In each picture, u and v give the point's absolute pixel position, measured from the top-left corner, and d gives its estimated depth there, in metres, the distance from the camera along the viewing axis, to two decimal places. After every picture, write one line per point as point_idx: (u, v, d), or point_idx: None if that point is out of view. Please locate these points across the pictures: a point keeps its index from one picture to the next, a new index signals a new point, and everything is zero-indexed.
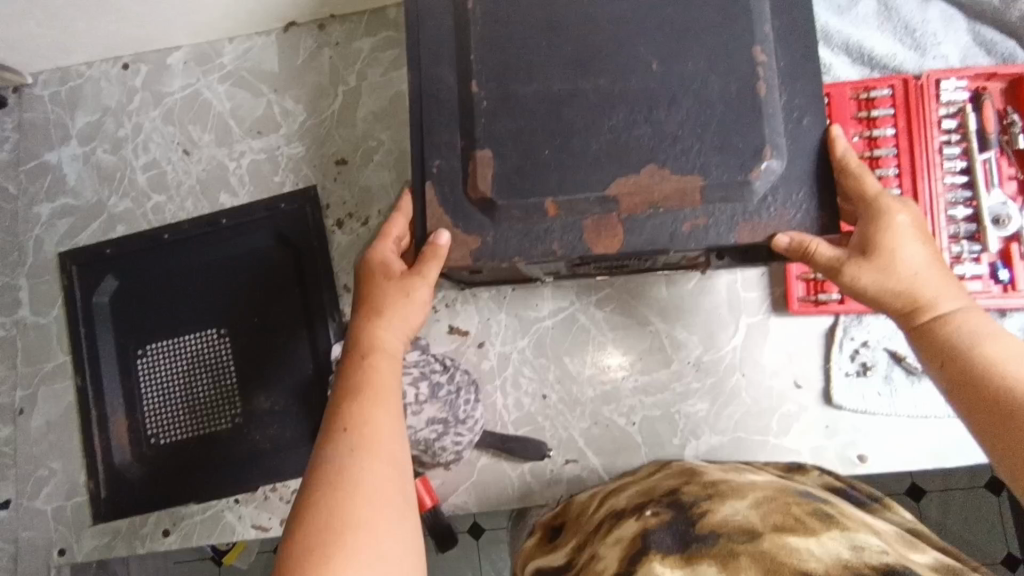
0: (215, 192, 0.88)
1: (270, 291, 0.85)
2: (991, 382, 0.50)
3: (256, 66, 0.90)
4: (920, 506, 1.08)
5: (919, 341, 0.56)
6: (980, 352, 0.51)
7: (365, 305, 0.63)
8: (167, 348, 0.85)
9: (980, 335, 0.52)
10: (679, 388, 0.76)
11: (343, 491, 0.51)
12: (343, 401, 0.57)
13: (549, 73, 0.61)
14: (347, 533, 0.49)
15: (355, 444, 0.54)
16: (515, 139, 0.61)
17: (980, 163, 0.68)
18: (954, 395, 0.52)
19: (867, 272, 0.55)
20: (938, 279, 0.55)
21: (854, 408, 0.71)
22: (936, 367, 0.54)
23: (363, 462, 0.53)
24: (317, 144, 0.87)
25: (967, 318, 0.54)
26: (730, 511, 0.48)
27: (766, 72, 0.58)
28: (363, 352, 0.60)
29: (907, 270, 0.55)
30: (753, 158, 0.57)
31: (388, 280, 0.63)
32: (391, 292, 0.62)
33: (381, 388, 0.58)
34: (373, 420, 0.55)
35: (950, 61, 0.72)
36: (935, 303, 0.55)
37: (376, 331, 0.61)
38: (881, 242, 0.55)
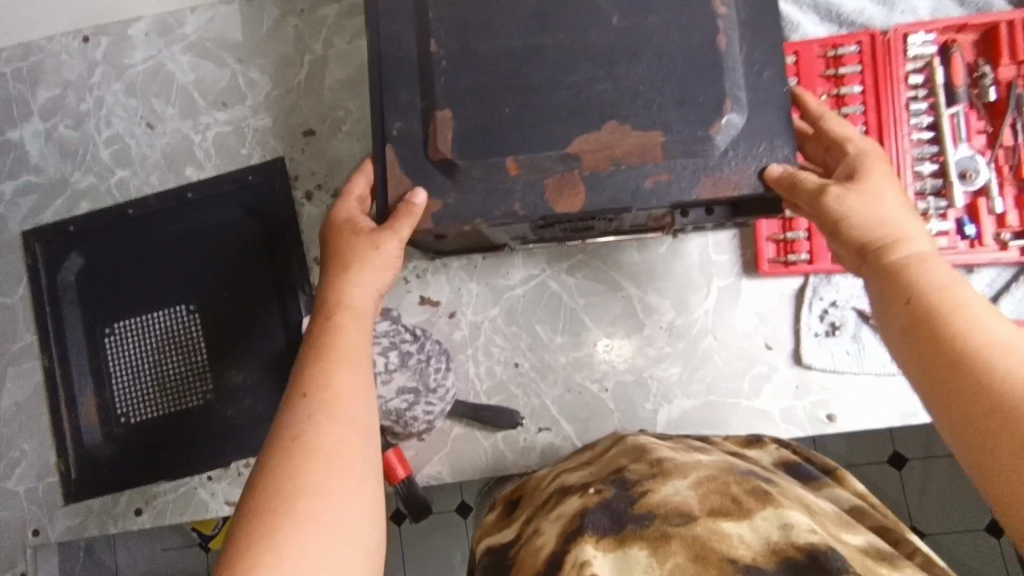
0: (181, 166, 0.87)
1: (239, 265, 0.83)
2: (954, 324, 0.45)
3: (219, 36, 0.88)
4: (903, 475, 1.08)
5: (881, 281, 0.51)
6: (946, 294, 0.47)
7: (336, 261, 0.61)
8: (135, 326, 0.84)
9: (947, 278, 0.48)
10: (652, 352, 0.76)
11: (301, 455, 0.50)
12: (310, 360, 0.56)
13: (509, 31, 0.60)
14: (301, 500, 0.48)
15: (316, 407, 0.53)
16: (475, 98, 0.60)
17: (947, 118, 0.68)
18: (907, 337, 0.47)
19: (851, 197, 0.52)
20: (910, 224, 0.52)
21: (823, 367, 0.71)
22: (895, 306, 0.49)
23: (327, 422, 0.52)
24: (284, 114, 0.86)
25: (935, 263, 0.50)
26: (671, 491, 0.47)
27: (726, 25, 0.58)
28: (332, 310, 0.59)
29: (884, 205, 0.52)
30: (714, 111, 0.57)
31: (358, 237, 0.61)
32: (361, 249, 0.60)
33: (352, 348, 0.57)
34: (338, 380, 0.55)
35: (919, 15, 0.71)
36: (904, 243, 0.51)
37: (347, 291, 0.60)
38: (867, 178, 0.54)
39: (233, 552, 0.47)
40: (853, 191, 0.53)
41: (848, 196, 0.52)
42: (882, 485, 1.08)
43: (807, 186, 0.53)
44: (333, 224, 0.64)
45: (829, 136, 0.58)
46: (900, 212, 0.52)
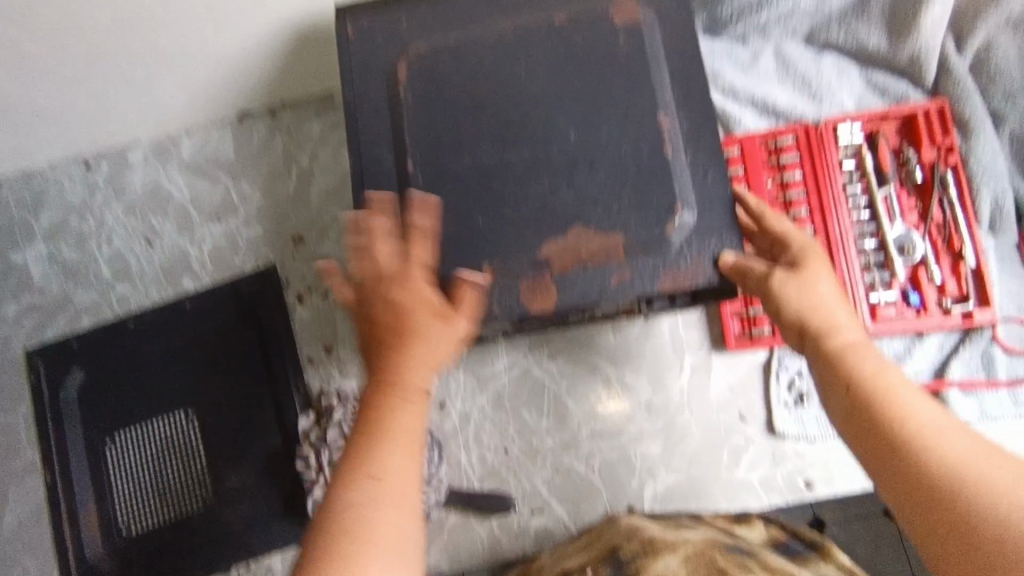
0: (179, 278, 0.92)
1: (236, 369, 0.87)
2: (891, 410, 0.51)
3: (213, 156, 0.95)
4: None
5: (821, 366, 0.56)
6: (881, 380, 0.53)
7: (406, 330, 0.56)
8: (135, 436, 0.86)
9: (879, 364, 0.54)
10: (634, 430, 0.79)
11: (347, 542, 0.48)
12: (365, 433, 0.53)
13: (477, 149, 0.66)
14: None
15: (366, 483, 0.50)
16: (451, 211, 0.65)
17: (880, 198, 0.75)
18: (852, 421, 0.53)
19: (790, 283, 0.59)
20: (845, 312, 0.58)
21: (796, 435, 0.75)
22: (838, 391, 0.54)
23: (379, 504, 0.50)
24: (274, 224, 0.92)
25: (867, 350, 0.56)
26: (662, 565, 0.51)
27: (671, 135, 0.64)
28: (388, 379, 0.54)
29: (821, 296, 0.59)
30: (668, 212, 0.63)
31: (430, 313, 0.57)
32: (430, 327, 0.56)
33: (410, 426, 0.53)
34: (389, 461, 0.51)
35: (846, 107, 0.79)
36: (839, 331, 0.57)
37: (412, 370, 0.54)
38: (807, 269, 0.60)
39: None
40: (794, 280, 0.59)
41: (787, 283, 0.59)
42: None
43: (759, 274, 0.60)
44: (399, 289, 0.58)
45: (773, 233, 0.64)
46: (831, 301, 0.59)
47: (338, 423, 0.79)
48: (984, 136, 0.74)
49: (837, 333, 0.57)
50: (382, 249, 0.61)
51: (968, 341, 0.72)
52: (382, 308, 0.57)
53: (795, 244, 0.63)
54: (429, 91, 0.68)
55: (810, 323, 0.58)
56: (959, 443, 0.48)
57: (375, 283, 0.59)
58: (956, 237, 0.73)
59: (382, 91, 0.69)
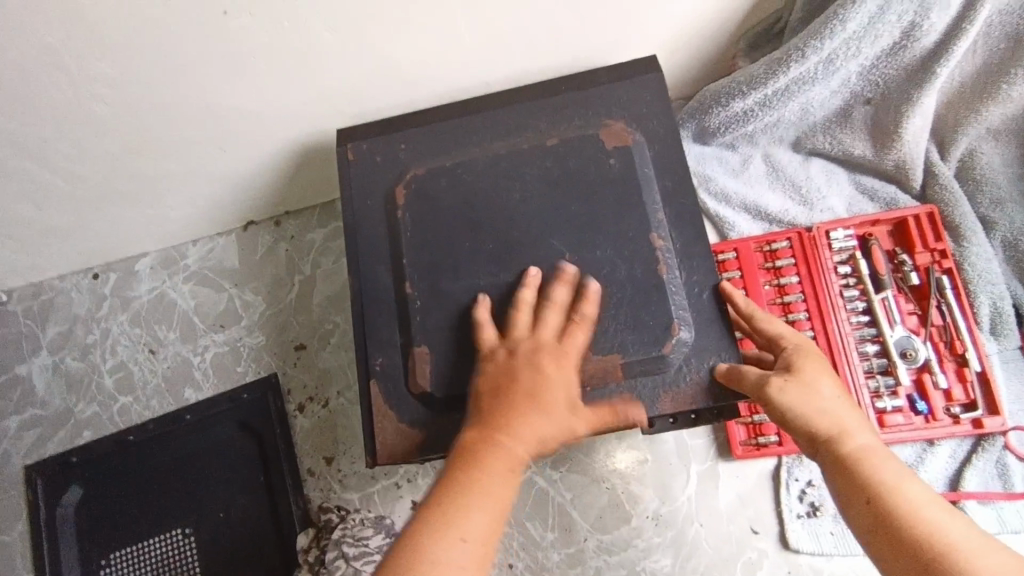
0: (180, 388, 0.92)
1: (234, 483, 0.86)
2: (917, 530, 0.48)
3: (218, 265, 0.97)
4: None
5: (836, 473, 0.53)
6: (901, 493, 0.50)
7: (534, 387, 0.55)
8: (132, 556, 0.85)
9: (898, 475, 0.52)
10: (642, 544, 0.77)
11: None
12: (456, 474, 0.51)
13: (473, 270, 0.67)
14: None
15: (446, 519, 0.48)
16: (448, 334, 0.66)
17: (878, 303, 0.75)
18: (873, 537, 0.50)
19: (789, 387, 0.55)
20: (851, 416, 0.55)
21: (811, 550, 0.73)
22: (858, 503, 0.51)
23: (458, 553, 0.47)
24: (276, 332, 0.92)
25: (884, 457, 0.53)
26: None
27: (665, 254, 0.65)
28: (492, 431, 0.53)
29: (824, 398, 0.55)
30: (665, 331, 0.63)
31: (566, 379, 0.57)
32: (557, 394, 0.56)
33: (507, 477, 0.51)
34: (472, 513, 0.48)
35: (837, 212, 0.81)
36: (851, 437, 0.53)
37: (529, 426, 0.53)
38: (804, 370, 0.56)
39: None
40: (792, 383, 0.55)
41: (786, 386, 0.55)
42: None
43: (755, 378, 0.57)
44: (537, 350, 0.58)
45: (764, 333, 0.61)
46: (838, 403, 0.55)
47: (338, 543, 0.77)
48: (976, 241, 0.75)
49: (851, 436, 0.53)
50: (530, 304, 0.63)
51: (981, 449, 0.70)
52: (518, 360, 0.58)
53: (790, 343, 0.59)
54: (426, 213, 0.70)
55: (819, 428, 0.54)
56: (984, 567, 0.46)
57: (516, 337, 0.60)
58: (959, 341, 0.72)
59: (381, 214, 0.71)
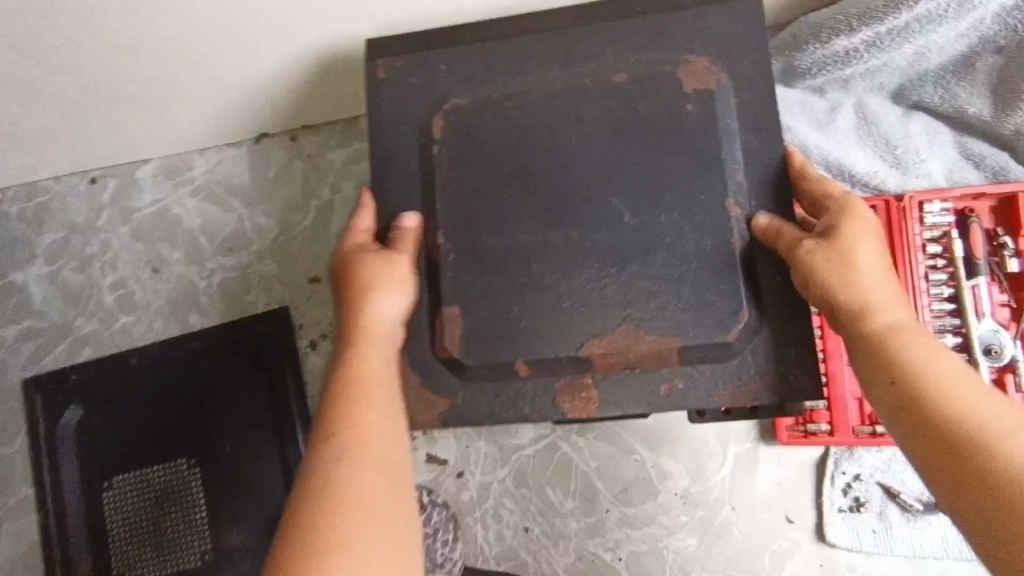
0: (184, 313, 0.85)
1: (242, 418, 0.81)
2: (948, 407, 0.41)
3: (228, 180, 0.87)
4: None
5: (859, 353, 0.47)
6: (931, 371, 0.43)
7: (356, 310, 0.55)
8: (133, 482, 0.81)
9: (926, 354, 0.44)
10: (667, 521, 0.73)
11: (326, 514, 0.43)
12: (331, 414, 0.49)
13: (517, 223, 0.59)
14: (328, 559, 0.41)
15: (343, 451, 0.47)
16: (483, 297, 0.58)
17: (968, 290, 0.66)
18: (898, 422, 0.43)
19: (821, 251, 0.50)
20: (888, 289, 0.48)
21: (849, 546, 0.69)
22: (878, 385, 0.45)
23: (343, 467, 0.46)
24: (289, 262, 0.85)
25: (913, 333, 0.46)
26: None
27: (740, 226, 0.56)
28: (352, 363, 0.52)
29: (863, 263, 0.49)
30: (731, 316, 0.55)
31: (376, 279, 0.56)
32: (376, 301, 0.56)
33: (366, 388, 0.51)
34: (355, 427, 0.48)
35: (934, 179, 0.70)
36: (878, 311, 0.47)
37: (363, 349, 0.53)
38: (844, 231, 0.50)
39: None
40: (822, 249, 0.50)
41: (816, 251, 0.50)
42: None
43: (790, 238, 0.52)
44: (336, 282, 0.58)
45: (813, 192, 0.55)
46: (875, 271, 0.49)
47: None
48: None
49: (884, 309, 0.47)
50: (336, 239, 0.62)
51: None
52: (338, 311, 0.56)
53: (835, 205, 0.53)
54: (465, 153, 0.60)
55: (848, 299, 0.48)
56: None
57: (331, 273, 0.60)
58: None
59: (413, 148, 0.61)
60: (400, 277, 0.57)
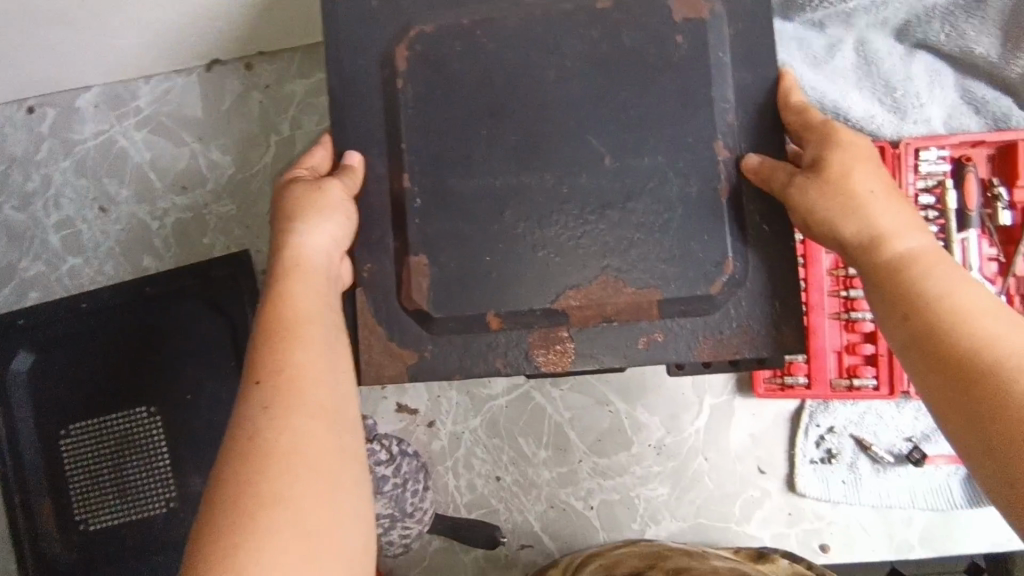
0: (136, 255, 0.80)
1: (204, 365, 0.78)
2: (964, 340, 0.40)
3: (177, 110, 0.80)
4: None
5: (875, 286, 0.46)
6: (948, 303, 0.42)
7: (284, 246, 0.51)
8: (92, 429, 0.78)
9: (945, 283, 0.43)
10: (639, 471, 0.72)
11: (253, 466, 0.40)
12: (257, 361, 0.46)
13: (488, 166, 0.54)
14: (261, 511, 0.39)
15: (268, 399, 0.43)
16: (451, 245, 0.54)
17: (958, 244, 0.64)
18: (912, 358, 0.42)
19: (813, 186, 0.48)
20: (895, 215, 0.47)
21: (818, 496, 0.69)
22: (892, 321, 0.44)
23: (271, 415, 0.43)
24: (247, 201, 0.79)
25: (933, 260, 0.44)
26: None
27: (728, 170, 0.53)
28: (279, 303, 0.48)
29: (863, 190, 0.47)
30: (715, 268, 0.52)
31: (304, 212, 0.52)
32: (304, 233, 0.51)
33: (293, 329, 0.47)
34: (286, 371, 0.45)
35: (932, 126, 0.67)
36: (889, 240, 0.46)
37: (292, 289, 0.49)
38: (835, 162, 0.48)
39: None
40: (815, 183, 0.48)
41: (808, 186, 0.48)
42: None
43: (781, 179, 0.50)
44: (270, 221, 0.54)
45: (798, 123, 0.51)
46: (885, 200, 0.47)
47: None
48: None
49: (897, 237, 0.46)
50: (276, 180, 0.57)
51: None
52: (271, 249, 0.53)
53: (822, 133, 0.50)
54: (432, 86, 0.55)
55: (862, 233, 0.47)
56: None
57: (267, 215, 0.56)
58: None
59: (374, 80, 0.56)
60: (330, 206, 0.52)
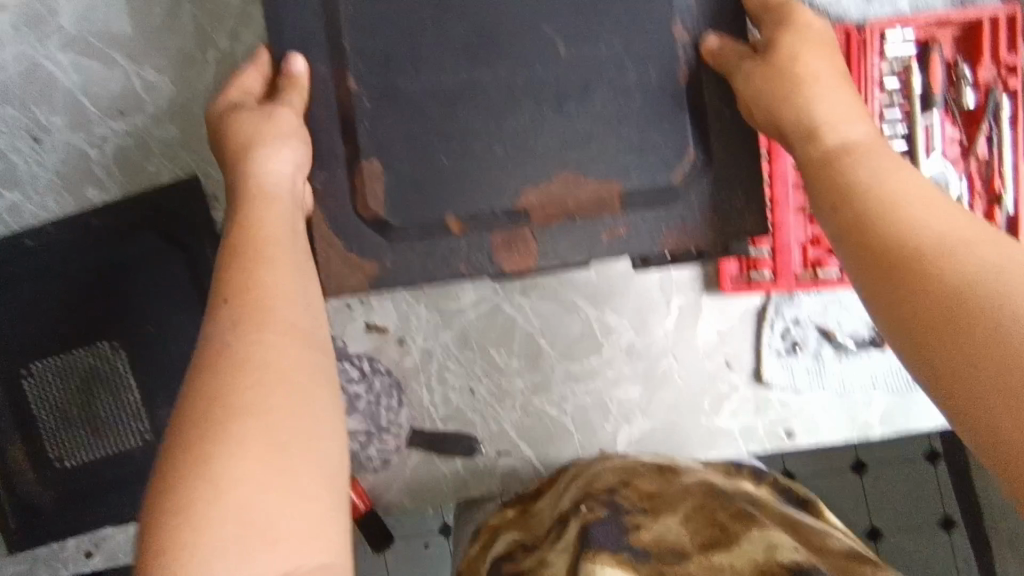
0: (79, 187, 0.75)
1: (165, 295, 0.76)
2: (887, 227, 0.40)
3: (103, 28, 0.74)
4: (865, 482, 1.15)
5: (810, 178, 0.45)
6: (876, 193, 0.41)
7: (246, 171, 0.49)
8: (56, 369, 0.76)
9: (876, 172, 0.43)
10: (611, 373, 0.73)
11: (225, 381, 0.39)
12: (222, 280, 0.44)
13: (437, 61, 0.51)
14: (229, 426, 0.38)
15: (240, 317, 0.42)
16: (405, 147, 0.52)
17: (921, 128, 0.64)
18: (843, 247, 0.42)
19: (758, 71, 0.48)
20: (841, 103, 0.46)
21: (782, 386, 0.71)
22: (823, 212, 0.44)
23: (237, 333, 0.41)
24: (191, 124, 0.75)
25: (869, 149, 0.44)
26: (663, 529, 0.52)
27: (687, 54, 0.51)
28: (245, 223, 0.47)
29: (807, 76, 0.47)
30: (675, 156, 0.51)
31: (255, 136, 0.50)
32: (264, 156, 0.49)
33: (258, 250, 0.46)
34: (254, 288, 0.44)
35: (898, 7, 0.65)
36: (829, 130, 0.45)
37: (258, 211, 0.47)
38: (783, 48, 0.48)
39: (163, 530, 0.36)
40: (761, 69, 0.48)
41: (754, 74, 0.48)
42: (841, 487, 1.14)
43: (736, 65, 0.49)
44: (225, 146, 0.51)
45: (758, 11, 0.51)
46: (829, 88, 0.47)
47: None
48: None
49: (836, 127, 0.45)
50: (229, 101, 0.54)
51: None
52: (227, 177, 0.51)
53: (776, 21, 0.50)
54: None
55: (801, 120, 0.46)
56: (961, 256, 0.37)
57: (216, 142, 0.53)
58: (998, 178, 0.64)
59: None
60: (287, 131, 0.50)
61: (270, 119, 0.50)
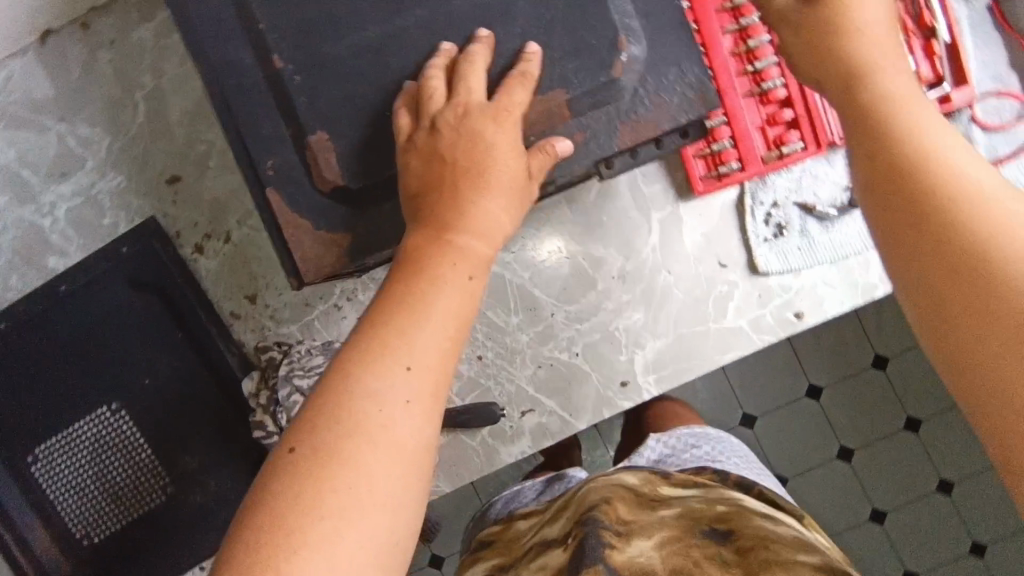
0: (40, 259, 0.74)
1: (152, 344, 0.74)
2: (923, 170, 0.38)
3: (26, 96, 0.73)
4: (889, 376, 1.14)
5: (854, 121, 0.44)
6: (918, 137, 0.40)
7: (483, 180, 0.46)
8: (60, 446, 0.74)
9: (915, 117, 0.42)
10: (612, 304, 0.72)
11: (351, 442, 0.38)
12: (397, 325, 0.41)
13: (357, 20, 0.52)
14: (328, 494, 0.37)
15: (408, 391, 0.40)
16: (346, 111, 0.52)
17: None
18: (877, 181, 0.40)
19: None
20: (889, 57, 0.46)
21: (780, 269, 0.70)
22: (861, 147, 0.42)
23: (395, 396, 0.40)
24: (137, 168, 0.74)
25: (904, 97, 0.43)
26: (635, 552, 0.53)
27: None
28: (422, 262, 0.44)
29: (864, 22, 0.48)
30: (611, 50, 0.51)
31: (509, 124, 0.48)
32: (497, 169, 0.47)
33: (452, 309, 0.43)
34: (420, 342, 0.41)
35: None
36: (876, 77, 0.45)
37: (454, 258, 0.45)
38: None
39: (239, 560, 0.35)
40: None
41: None
42: (871, 388, 1.14)
43: None
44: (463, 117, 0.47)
45: None
46: None
47: (289, 378, 0.70)
48: None
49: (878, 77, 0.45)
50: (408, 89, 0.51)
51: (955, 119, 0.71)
52: (419, 141, 0.48)
53: None
54: None
55: (837, 62, 0.47)
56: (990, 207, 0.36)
57: (434, 112, 0.48)
58: (926, 12, 0.68)
59: None
60: (516, 153, 0.48)
61: (518, 132, 0.49)
